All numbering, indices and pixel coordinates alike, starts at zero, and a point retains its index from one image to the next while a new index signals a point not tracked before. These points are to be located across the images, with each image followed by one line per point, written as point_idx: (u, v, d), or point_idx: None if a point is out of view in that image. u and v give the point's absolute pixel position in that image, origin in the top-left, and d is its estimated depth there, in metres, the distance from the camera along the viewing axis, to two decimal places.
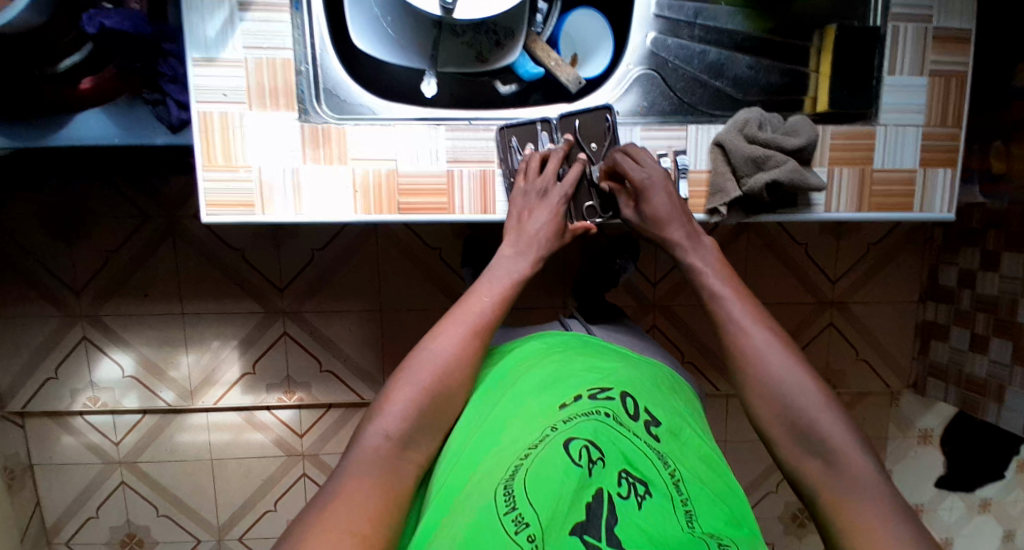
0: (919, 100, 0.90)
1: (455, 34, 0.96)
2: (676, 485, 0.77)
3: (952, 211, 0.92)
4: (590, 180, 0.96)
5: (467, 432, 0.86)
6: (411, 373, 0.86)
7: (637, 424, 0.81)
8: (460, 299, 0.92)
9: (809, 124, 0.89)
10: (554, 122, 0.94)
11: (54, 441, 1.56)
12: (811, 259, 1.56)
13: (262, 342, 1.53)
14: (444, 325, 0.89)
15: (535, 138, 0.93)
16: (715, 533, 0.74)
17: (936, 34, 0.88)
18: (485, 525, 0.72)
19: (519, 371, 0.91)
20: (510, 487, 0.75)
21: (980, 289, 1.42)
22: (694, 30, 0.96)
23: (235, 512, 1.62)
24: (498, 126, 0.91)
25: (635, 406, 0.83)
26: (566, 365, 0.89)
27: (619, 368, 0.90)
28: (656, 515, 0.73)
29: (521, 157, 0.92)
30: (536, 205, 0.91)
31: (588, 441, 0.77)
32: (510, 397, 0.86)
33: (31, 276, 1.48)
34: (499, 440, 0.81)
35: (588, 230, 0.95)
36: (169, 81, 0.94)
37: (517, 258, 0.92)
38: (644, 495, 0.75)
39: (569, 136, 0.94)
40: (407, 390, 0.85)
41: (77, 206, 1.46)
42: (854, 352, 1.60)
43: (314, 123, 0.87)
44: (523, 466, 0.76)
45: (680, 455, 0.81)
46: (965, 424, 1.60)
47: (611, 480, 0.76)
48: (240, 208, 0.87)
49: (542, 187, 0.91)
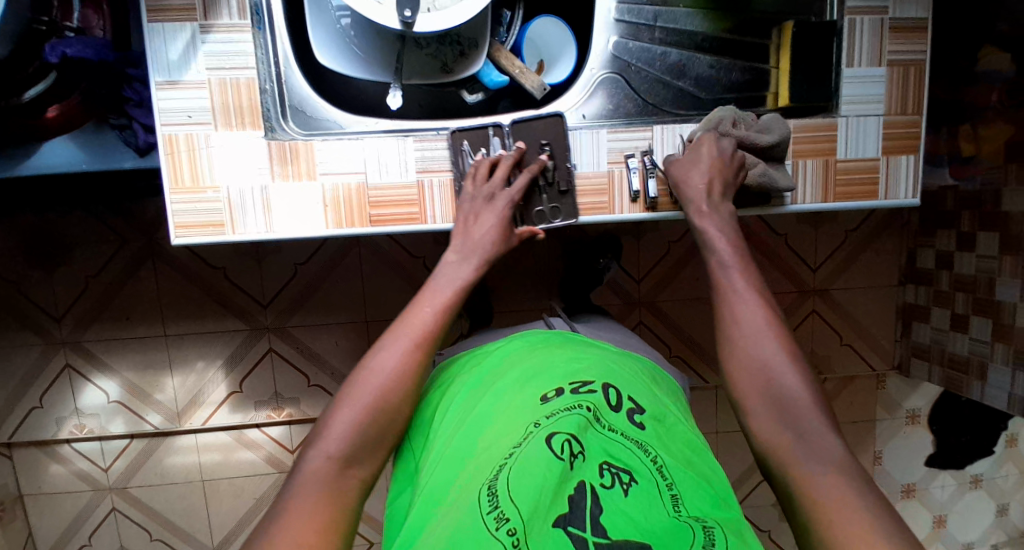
0: (878, 90, 0.92)
1: (418, 46, 0.95)
2: (659, 471, 0.78)
3: (916, 196, 0.94)
4: (540, 185, 0.92)
5: (449, 432, 0.86)
6: (357, 389, 0.84)
7: (619, 414, 0.83)
8: (408, 307, 0.89)
9: (781, 123, 0.89)
10: (506, 127, 0.93)
11: (42, 471, 1.55)
12: (790, 249, 1.58)
13: (248, 359, 1.53)
14: (390, 338, 0.86)
15: (486, 143, 0.92)
16: (700, 515, 0.76)
17: (892, 24, 0.90)
18: (471, 522, 0.73)
19: (501, 369, 0.92)
20: (493, 486, 0.76)
21: (957, 270, 1.44)
22: (654, 33, 0.95)
23: (229, 532, 1.61)
24: (449, 130, 0.90)
25: (618, 396, 0.85)
26: (549, 360, 0.90)
27: (599, 360, 0.91)
28: (641, 502, 0.75)
29: (473, 161, 0.91)
30: (482, 209, 0.89)
31: (570, 435, 0.79)
32: (494, 393, 0.87)
33: (10, 305, 1.47)
34: (482, 438, 0.82)
35: (534, 235, 0.92)
36: (135, 105, 0.94)
37: (462, 262, 0.89)
38: (628, 483, 0.77)
39: (522, 144, 0.91)
40: (351, 409, 0.82)
41: (53, 233, 1.45)
42: (838, 338, 1.62)
43: (281, 140, 0.87)
44: (507, 465, 0.77)
45: (664, 441, 0.83)
46: (950, 401, 1.65)
47: (593, 472, 0.78)
48: (210, 228, 0.87)
49: (489, 192, 0.89)
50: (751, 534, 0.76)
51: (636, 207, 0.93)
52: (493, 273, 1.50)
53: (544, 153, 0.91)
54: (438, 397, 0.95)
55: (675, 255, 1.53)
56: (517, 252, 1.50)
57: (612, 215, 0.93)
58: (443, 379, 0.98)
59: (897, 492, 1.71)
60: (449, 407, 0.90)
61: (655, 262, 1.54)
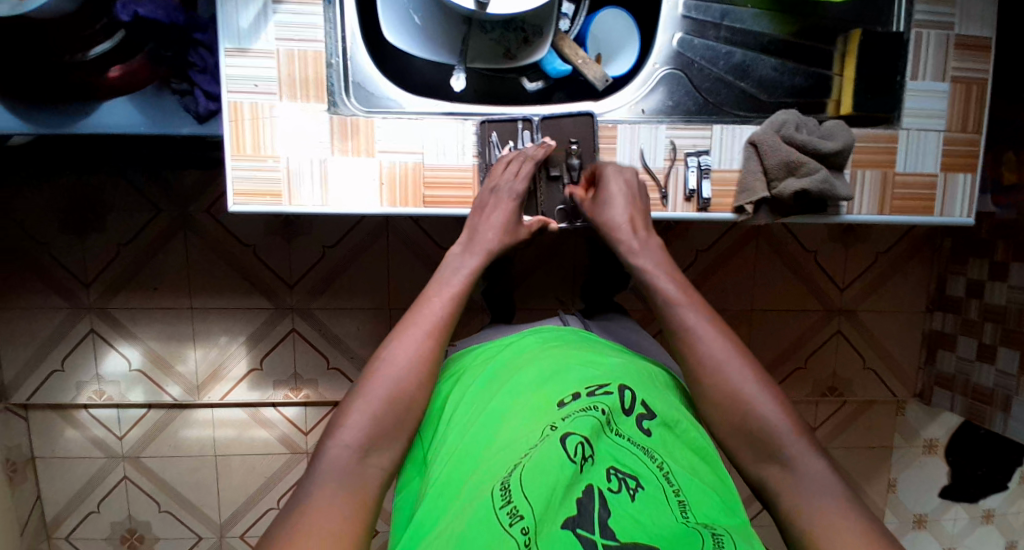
0: (940, 106, 0.91)
1: (484, 30, 0.95)
2: (666, 478, 0.78)
3: (970, 216, 0.93)
4: (564, 183, 0.95)
5: (461, 425, 0.85)
6: (373, 384, 0.83)
7: (630, 420, 0.82)
8: (416, 303, 0.88)
9: (845, 130, 0.89)
10: (536, 121, 0.92)
11: (58, 434, 1.56)
12: (820, 266, 1.57)
13: (270, 338, 1.53)
14: (402, 334, 0.86)
15: (515, 135, 0.92)
16: (709, 522, 0.76)
17: (957, 41, 0.90)
18: (480, 518, 0.73)
19: (516, 365, 0.90)
20: (506, 483, 0.75)
21: (988, 299, 1.44)
22: (720, 31, 0.93)
23: (236, 510, 1.61)
24: (478, 120, 0.90)
25: (632, 400, 0.84)
26: (564, 360, 0.89)
27: (615, 361, 0.90)
28: (650, 508, 0.74)
29: (499, 153, 0.91)
30: (494, 202, 0.90)
31: (584, 438, 0.77)
32: (507, 389, 0.86)
33: (40, 268, 1.48)
34: (495, 434, 0.81)
35: (545, 226, 0.94)
36: (198, 72, 0.95)
37: (465, 255, 0.92)
38: (635, 489, 0.75)
39: (551, 143, 0.91)
40: (369, 402, 0.82)
41: (89, 198, 1.46)
42: (861, 360, 1.61)
43: (343, 114, 0.87)
44: (520, 464, 0.76)
45: (671, 447, 0.82)
46: (969, 433, 1.62)
47: (601, 476, 0.76)
48: (267, 198, 0.87)
49: (503, 186, 0.89)
50: (757, 538, 0.77)
51: (689, 206, 0.92)
52: (520, 268, 1.49)
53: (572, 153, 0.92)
54: (450, 386, 0.95)
55: (704, 263, 1.54)
56: (547, 249, 1.49)
57: (664, 213, 0.93)
58: (456, 369, 0.98)
59: (908, 521, 1.70)
60: (461, 400, 0.89)
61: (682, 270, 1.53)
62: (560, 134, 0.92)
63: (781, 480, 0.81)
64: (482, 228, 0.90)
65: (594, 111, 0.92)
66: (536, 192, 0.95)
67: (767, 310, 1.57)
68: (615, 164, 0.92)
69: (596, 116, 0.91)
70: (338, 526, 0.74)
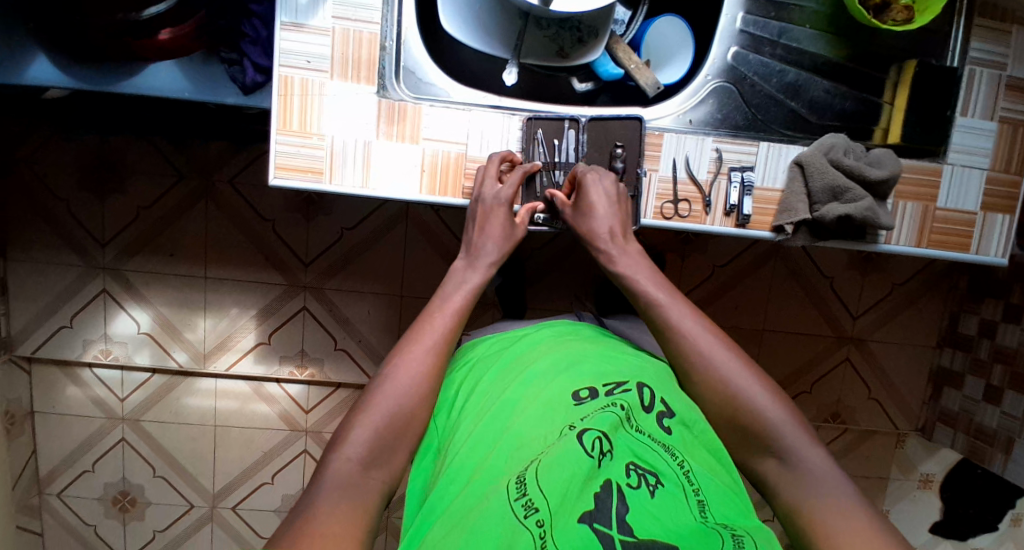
0: (987, 144, 0.91)
1: (540, 27, 0.95)
2: (686, 476, 0.76)
3: (1005, 256, 0.93)
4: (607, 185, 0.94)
5: (475, 415, 0.85)
6: (401, 368, 0.83)
7: (650, 416, 0.81)
8: (419, 320, 0.88)
9: (893, 159, 0.88)
10: (583, 122, 0.93)
11: (60, 391, 1.56)
12: (835, 293, 1.57)
13: (281, 314, 1.53)
14: (431, 318, 0.87)
15: (560, 134, 0.92)
16: (727, 522, 0.73)
17: (1009, 81, 0.90)
18: (496, 510, 0.72)
19: (532, 356, 0.91)
20: (523, 477, 0.74)
21: (999, 340, 1.44)
22: (776, 48, 0.93)
23: (230, 482, 1.61)
24: (525, 116, 0.90)
25: (651, 397, 0.84)
26: (582, 354, 0.89)
27: (632, 360, 0.90)
28: (668, 504, 0.72)
29: (541, 153, 0.92)
30: (492, 209, 0.89)
31: (602, 433, 0.77)
32: (522, 381, 0.86)
33: (57, 221, 1.48)
34: (511, 425, 0.81)
35: (533, 209, 0.93)
36: (250, 43, 0.96)
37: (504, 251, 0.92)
38: (654, 485, 0.74)
39: (501, 151, 0.89)
40: (397, 381, 0.82)
41: (115, 157, 1.46)
42: (867, 391, 1.60)
43: (392, 99, 0.87)
44: (538, 460, 0.75)
45: (690, 448, 0.81)
46: (967, 471, 1.62)
47: (620, 471, 0.75)
48: (309, 175, 0.87)
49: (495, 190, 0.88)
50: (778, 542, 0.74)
51: (728, 221, 0.92)
52: (536, 266, 1.49)
53: (617, 155, 0.92)
54: (461, 377, 0.94)
55: (719, 279, 1.54)
56: (564, 250, 1.49)
57: (702, 226, 0.92)
58: (469, 358, 0.98)
59: None
60: (475, 390, 0.89)
61: (698, 283, 1.54)
62: (606, 137, 0.93)
63: (784, 484, 0.81)
64: (477, 241, 0.91)
65: (642, 115, 0.92)
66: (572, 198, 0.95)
67: (776, 331, 1.57)
68: (658, 172, 0.92)
69: (644, 121, 0.91)
70: (347, 500, 0.74)
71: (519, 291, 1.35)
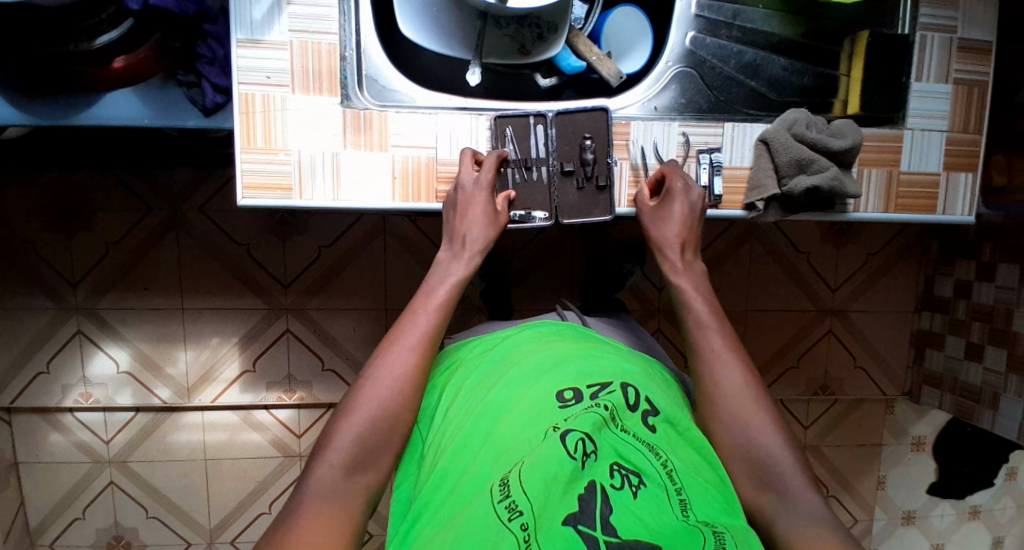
0: (943, 106, 0.93)
1: (499, 26, 0.96)
2: (669, 476, 0.76)
3: (972, 213, 0.95)
4: (578, 178, 0.93)
5: (458, 415, 0.84)
6: (386, 365, 0.82)
7: (634, 415, 0.81)
8: (404, 315, 0.87)
9: (854, 129, 0.90)
10: (549, 117, 0.92)
11: (42, 439, 1.52)
12: (812, 268, 1.59)
13: (264, 339, 1.51)
14: (413, 316, 0.86)
15: (528, 131, 0.92)
16: (708, 520, 0.74)
17: (959, 44, 0.92)
18: (481, 514, 0.71)
19: (515, 358, 0.89)
20: (507, 479, 0.73)
21: (975, 299, 1.47)
22: (732, 31, 0.95)
23: (226, 515, 1.58)
24: (492, 116, 0.91)
25: (636, 395, 0.82)
26: (564, 354, 0.88)
27: (616, 358, 0.89)
28: (650, 505, 0.73)
29: (513, 148, 0.92)
30: (474, 195, 0.88)
31: (585, 434, 0.76)
32: (505, 384, 0.85)
33: (24, 266, 1.45)
34: (495, 429, 0.80)
35: (507, 198, 0.92)
36: (206, 63, 0.94)
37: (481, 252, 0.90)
38: (637, 486, 0.74)
39: (469, 149, 0.90)
40: (381, 382, 0.81)
41: (79, 195, 1.44)
42: (851, 360, 1.63)
43: (356, 108, 0.87)
44: (522, 462, 0.74)
45: (674, 445, 0.81)
46: (956, 430, 1.65)
47: (603, 472, 0.75)
48: (278, 191, 0.87)
49: (476, 178, 0.88)
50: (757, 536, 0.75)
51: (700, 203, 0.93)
52: (517, 267, 1.49)
53: (587, 146, 0.92)
54: (444, 378, 0.93)
55: None
56: (543, 249, 1.49)
57: None
58: (453, 360, 0.96)
59: (897, 518, 1.71)
60: (459, 393, 0.88)
61: None
62: (576, 129, 0.92)
63: (769, 474, 0.81)
64: (462, 228, 0.89)
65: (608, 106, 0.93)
66: (547, 192, 0.94)
67: (759, 311, 1.59)
68: (628, 161, 0.93)
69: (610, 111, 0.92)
70: (339, 510, 0.74)
71: (503, 292, 1.35)
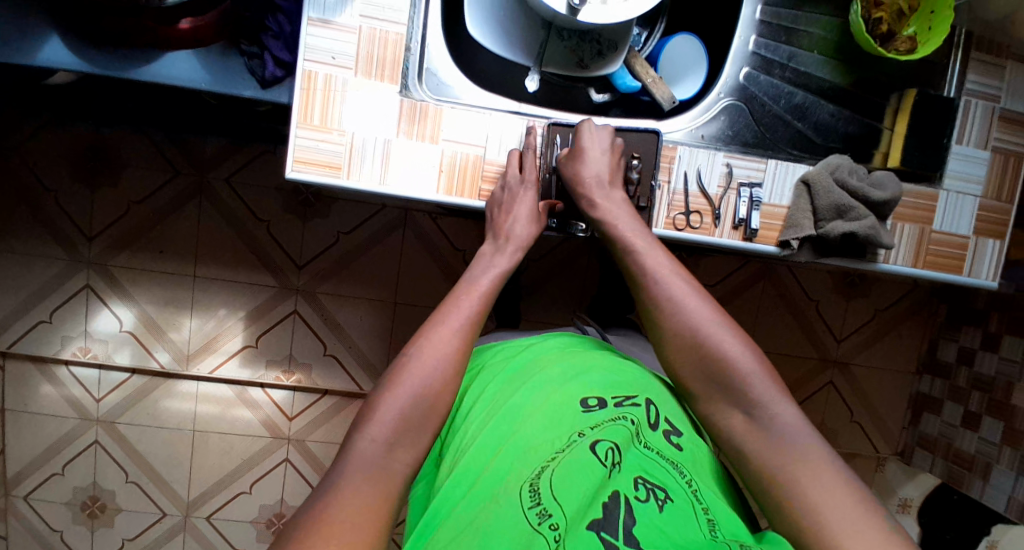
0: (980, 171, 0.95)
1: (561, 38, 0.98)
2: (693, 493, 0.76)
3: (995, 280, 0.97)
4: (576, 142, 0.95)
5: (481, 416, 0.85)
6: (424, 355, 0.81)
7: (656, 433, 0.82)
8: (442, 305, 0.86)
9: (894, 182, 0.92)
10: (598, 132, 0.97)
11: (34, 389, 1.51)
12: (820, 316, 1.60)
13: (272, 316, 1.51)
14: (457, 300, 0.86)
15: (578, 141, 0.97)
16: (736, 537, 0.72)
17: (1000, 113, 0.95)
18: (509, 514, 0.71)
19: (539, 364, 0.90)
20: (535, 485, 0.73)
21: (977, 368, 1.48)
22: (785, 71, 0.97)
23: (205, 491, 1.56)
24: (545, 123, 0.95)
25: (657, 414, 0.84)
26: (587, 364, 0.89)
27: (637, 374, 0.90)
28: (677, 519, 0.72)
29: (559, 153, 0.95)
30: (518, 192, 0.91)
31: (614, 444, 0.77)
32: (529, 388, 0.86)
33: (44, 214, 1.45)
34: (520, 431, 0.80)
35: (552, 206, 0.96)
36: (272, 37, 0.98)
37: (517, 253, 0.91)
38: (664, 500, 0.73)
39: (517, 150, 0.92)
40: (426, 361, 0.80)
41: (109, 151, 1.45)
42: (848, 414, 1.64)
43: (413, 99, 0.89)
44: (550, 467, 0.75)
45: (697, 467, 0.81)
46: (944, 496, 1.61)
47: (628, 484, 0.74)
48: (327, 169, 0.88)
49: (521, 177, 0.92)
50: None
51: (736, 234, 0.94)
52: (531, 277, 1.50)
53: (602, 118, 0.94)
54: (466, 384, 0.94)
55: None
56: (558, 264, 1.51)
57: (710, 238, 0.94)
58: (474, 366, 0.97)
59: None
60: (482, 395, 0.89)
61: None
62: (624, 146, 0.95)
63: None
64: (507, 224, 0.91)
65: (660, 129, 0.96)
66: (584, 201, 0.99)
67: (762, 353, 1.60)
68: (670, 184, 0.94)
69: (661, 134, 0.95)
70: (368, 487, 0.72)
71: (515, 301, 1.36)
